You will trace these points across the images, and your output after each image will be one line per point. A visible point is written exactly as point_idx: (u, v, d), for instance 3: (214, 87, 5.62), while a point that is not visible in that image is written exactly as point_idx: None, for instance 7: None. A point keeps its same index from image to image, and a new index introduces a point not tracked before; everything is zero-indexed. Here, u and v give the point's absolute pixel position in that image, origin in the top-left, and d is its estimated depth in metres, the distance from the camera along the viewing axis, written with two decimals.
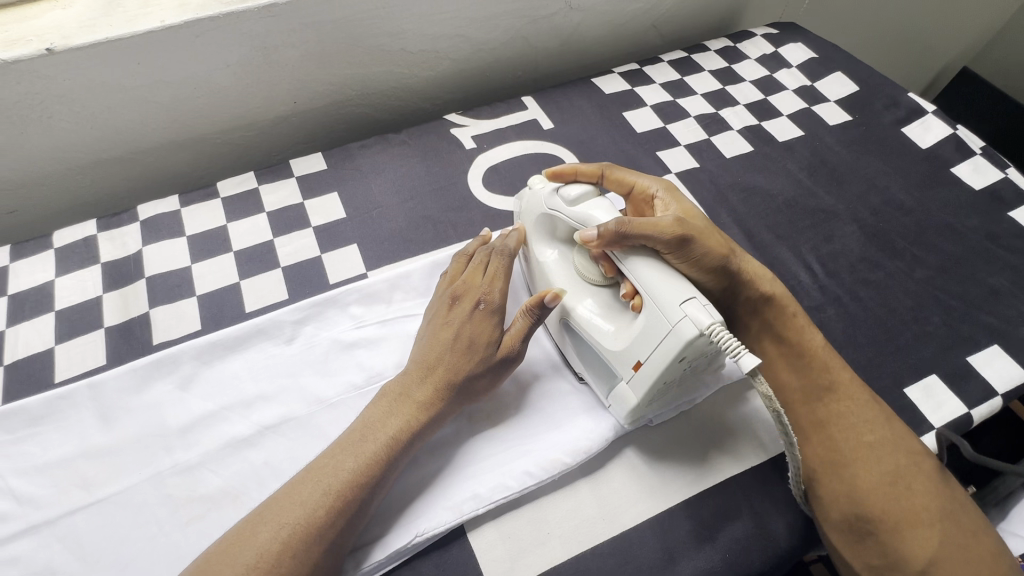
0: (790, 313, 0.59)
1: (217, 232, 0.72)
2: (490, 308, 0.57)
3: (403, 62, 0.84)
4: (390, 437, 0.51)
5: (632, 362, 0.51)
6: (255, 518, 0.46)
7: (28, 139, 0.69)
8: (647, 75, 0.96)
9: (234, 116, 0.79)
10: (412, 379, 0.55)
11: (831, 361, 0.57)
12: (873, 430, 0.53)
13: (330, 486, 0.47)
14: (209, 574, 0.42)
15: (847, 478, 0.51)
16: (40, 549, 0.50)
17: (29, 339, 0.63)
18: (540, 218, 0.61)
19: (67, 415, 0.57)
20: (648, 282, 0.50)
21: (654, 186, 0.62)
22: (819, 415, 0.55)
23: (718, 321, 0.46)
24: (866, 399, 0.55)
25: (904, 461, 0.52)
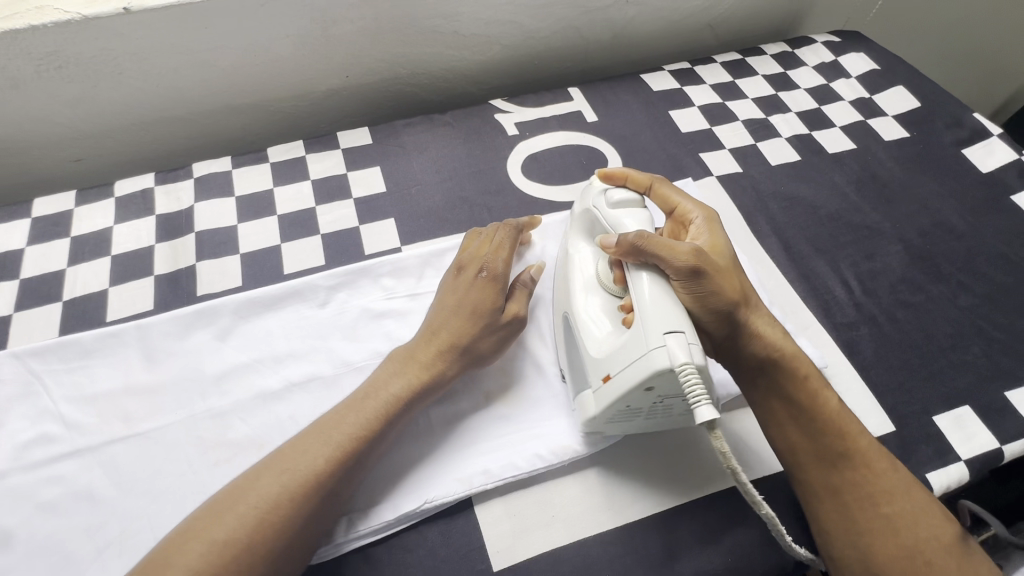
0: (802, 374, 0.54)
1: (265, 195, 0.75)
2: (493, 276, 0.59)
3: (455, 45, 0.86)
4: (392, 399, 0.53)
5: (604, 373, 0.51)
6: (269, 464, 0.48)
7: (100, 92, 0.73)
8: (697, 75, 0.94)
9: (289, 86, 0.82)
10: (416, 342, 0.57)
11: (847, 423, 0.53)
12: (893, 502, 0.50)
13: (333, 439, 0.50)
14: (214, 513, 0.45)
15: (862, 550, 0.49)
16: (81, 472, 0.54)
17: (86, 279, 0.67)
18: (582, 212, 0.61)
19: (115, 353, 0.61)
20: (643, 301, 0.49)
21: (694, 213, 0.60)
22: (832, 482, 0.51)
23: (693, 364, 0.45)
24: (890, 465, 0.51)
25: (925, 535, 0.48)
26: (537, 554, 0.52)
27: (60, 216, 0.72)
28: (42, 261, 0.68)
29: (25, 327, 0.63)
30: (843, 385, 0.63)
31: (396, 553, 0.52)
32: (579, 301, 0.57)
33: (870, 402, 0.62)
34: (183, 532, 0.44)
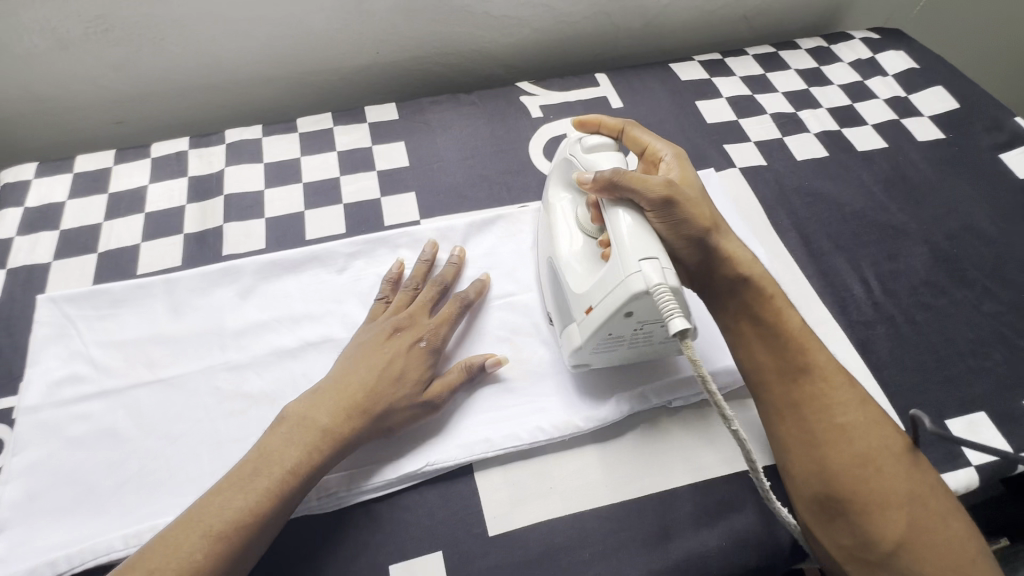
0: (767, 294, 0.55)
1: (292, 163, 0.77)
2: (430, 347, 0.58)
3: (485, 26, 0.86)
4: (285, 473, 0.49)
5: (585, 306, 0.53)
6: (174, 531, 0.45)
7: (143, 57, 0.77)
8: (728, 66, 0.93)
9: (321, 60, 0.84)
10: (323, 405, 0.53)
11: (812, 343, 0.54)
12: (846, 413, 0.50)
13: (211, 530, 0.45)
14: (194, 522, 0.46)
15: (817, 459, 0.49)
16: (106, 411, 0.57)
17: (120, 234, 0.70)
18: (561, 163, 0.63)
19: (144, 303, 0.64)
20: (618, 232, 0.51)
21: (665, 151, 0.61)
22: (793, 396, 0.52)
23: (667, 284, 0.47)
24: (845, 380, 0.52)
25: (876, 444, 0.49)
26: (533, 522, 0.54)
27: (100, 173, 0.75)
28: (80, 214, 0.72)
29: (62, 274, 0.67)
30: None
31: (396, 510, 0.54)
32: (559, 244, 0.59)
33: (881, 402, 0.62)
34: (130, 565, 0.44)
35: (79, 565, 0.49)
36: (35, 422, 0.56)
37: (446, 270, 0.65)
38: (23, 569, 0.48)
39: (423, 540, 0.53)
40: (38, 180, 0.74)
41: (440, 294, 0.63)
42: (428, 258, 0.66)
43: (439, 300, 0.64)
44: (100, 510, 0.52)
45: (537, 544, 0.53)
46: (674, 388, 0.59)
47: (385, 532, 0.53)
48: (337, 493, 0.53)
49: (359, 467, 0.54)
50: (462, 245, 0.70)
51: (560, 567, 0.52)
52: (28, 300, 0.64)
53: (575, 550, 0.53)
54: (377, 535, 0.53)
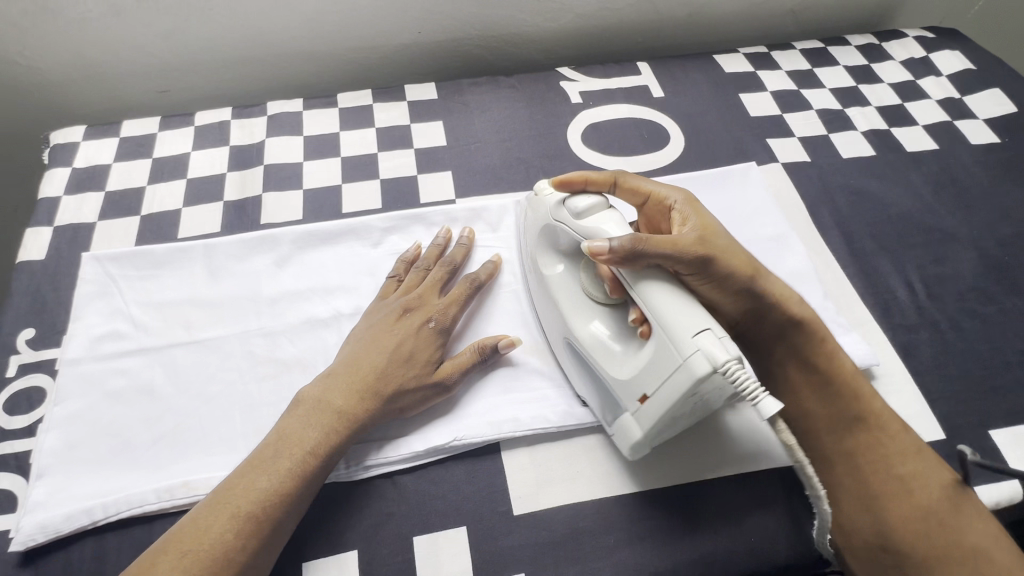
0: (808, 336, 0.54)
1: (331, 137, 0.78)
2: (439, 327, 0.58)
3: (528, 10, 0.86)
4: (307, 454, 0.49)
5: (639, 395, 0.49)
6: (211, 510, 0.46)
7: (191, 27, 0.78)
8: (774, 60, 0.91)
9: (363, 37, 0.84)
10: (336, 388, 0.53)
11: (863, 388, 0.53)
12: (905, 462, 0.50)
13: (238, 510, 0.46)
14: (222, 494, 0.47)
15: (871, 510, 0.49)
16: (144, 368, 0.58)
17: (163, 198, 0.71)
18: (544, 228, 0.59)
19: (183, 267, 0.65)
20: (660, 308, 0.47)
21: (672, 196, 0.56)
22: (845, 446, 0.51)
23: (735, 357, 0.43)
24: (901, 427, 0.52)
25: (936, 495, 0.48)
26: (559, 505, 0.53)
27: (144, 138, 0.77)
28: (125, 177, 0.73)
29: (106, 234, 0.68)
30: (894, 386, 0.61)
31: (423, 484, 0.54)
32: (579, 327, 0.55)
33: (921, 408, 0.60)
34: (186, 528, 0.45)
35: (114, 515, 0.50)
36: (77, 374, 0.57)
37: (455, 250, 0.65)
38: (60, 515, 0.49)
39: (448, 514, 0.53)
40: (86, 143, 0.76)
41: (450, 276, 0.63)
42: (440, 240, 0.66)
43: (450, 282, 0.63)
44: (134, 462, 0.53)
45: (562, 527, 0.52)
46: None
47: (410, 504, 0.53)
48: (366, 463, 0.53)
49: (386, 440, 0.55)
50: (473, 228, 0.69)
51: (585, 551, 0.51)
52: (73, 257, 0.66)
53: (600, 535, 0.52)
54: (403, 507, 0.53)
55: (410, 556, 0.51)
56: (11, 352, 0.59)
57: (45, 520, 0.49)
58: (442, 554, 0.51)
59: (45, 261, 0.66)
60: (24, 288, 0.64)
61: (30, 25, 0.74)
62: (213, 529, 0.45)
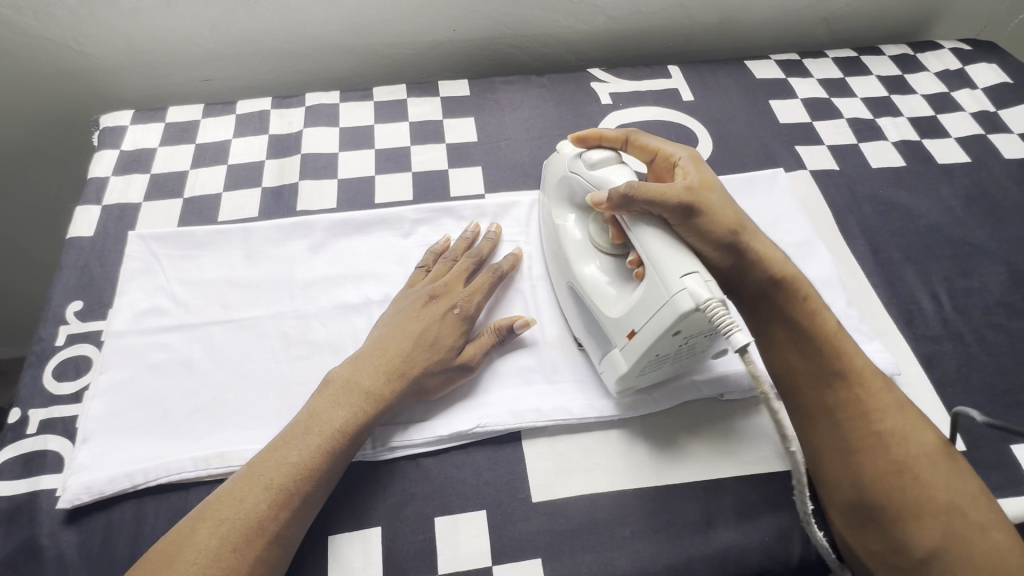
0: (799, 299, 0.53)
1: (366, 129, 0.80)
2: (464, 315, 0.59)
3: (562, 11, 0.87)
4: (336, 433, 0.51)
5: (627, 331, 0.52)
6: (245, 484, 0.48)
7: (236, 18, 0.80)
8: (805, 68, 0.91)
9: (399, 33, 0.86)
10: (365, 370, 0.55)
11: (847, 346, 0.52)
12: (884, 419, 0.49)
13: (272, 482, 0.48)
14: (252, 473, 0.49)
15: (850, 465, 0.49)
16: (183, 343, 0.61)
17: (204, 182, 0.74)
18: (561, 180, 0.62)
19: (223, 248, 0.67)
20: (651, 252, 0.50)
21: (678, 154, 0.59)
22: (827, 402, 0.51)
23: (717, 298, 0.45)
24: (883, 384, 0.51)
25: (914, 452, 0.48)
26: (576, 494, 0.55)
27: (188, 125, 0.80)
28: (169, 161, 0.76)
29: (151, 214, 0.71)
30: (915, 396, 0.61)
31: (445, 467, 0.56)
32: (581, 271, 0.59)
33: (942, 418, 0.60)
34: (220, 499, 0.47)
35: (154, 479, 0.53)
36: (121, 346, 0.60)
37: (482, 244, 0.66)
38: (105, 477, 0.52)
39: (469, 498, 0.54)
40: (134, 127, 0.79)
41: (476, 268, 0.64)
42: (468, 231, 0.67)
43: (475, 273, 0.65)
44: (173, 432, 0.56)
45: (578, 516, 0.54)
46: (726, 381, 0.59)
47: (433, 485, 0.55)
48: (393, 445, 0.55)
49: (413, 423, 0.57)
50: (500, 222, 0.71)
51: (600, 539, 0.52)
52: (119, 235, 0.69)
53: (615, 525, 0.53)
54: (426, 488, 0.55)
55: (431, 535, 0.52)
56: (60, 323, 0.63)
57: (90, 481, 0.52)
58: (462, 536, 0.52)
59: (93, 238, 0.69)
60: (73, 262, 0.67)
61: (87, 13, 0.77)
62: (248, 499, 0.47)
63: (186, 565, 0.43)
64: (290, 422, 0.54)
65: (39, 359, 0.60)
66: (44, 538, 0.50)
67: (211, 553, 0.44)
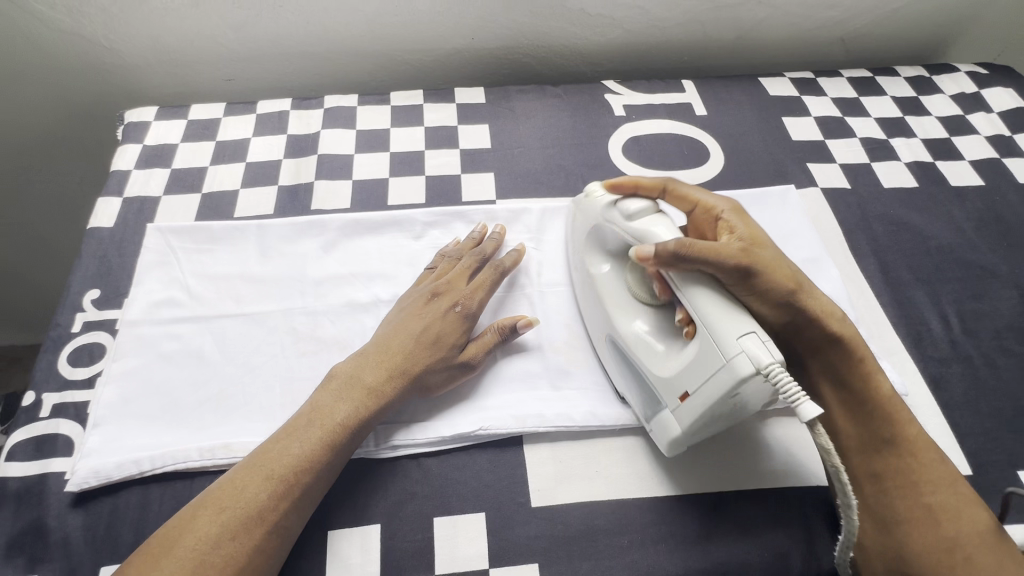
0: (852, 357, 0.52)
1: (382, 133, 0.81)
2: (466, 312, 0.60)
3: (579, 23, 0.88)
4: (337, 426, 0.52)
5: (679, 393, 0.51)
6: (245, 473, 0.49)
7: (261, 22, 0.83)
8: (819, 86, 0.91)
9: (419, 41, 0.88)
10: (367, 366, 0.55)
11: (900, 412, 0.52)
12: (935, 493, 0.49)
13: (272, 473, 0.49)
14: (256, 464, 0.49)
15: (895, 537, 0.48)
16: (194, 335, 0.62)
17: (222, 178, 0.76)
18: (594, 230, 0.62)
19: (237, 243, 0.69)
20: (705, 314, 0.49)
21: (720, 206, 0.57)
22: (875, 467, 0.50)
23: (777, 360, 0.45)
24: (936, 456, 0.51)
25: (965, 530, 0.47)
26: (576, 502, 0.54)
27: (209, 122, 0.82)
28: (190, 157, 0.78)
29: (170, 208, 0.73)
30: (921, 418, 0.60)
31: (447, 468, 0.56)
32: (623, 326, 0.57)
33: (949, 441, 0.59)
34: (220, 487, 0.48)
35: (160, 467, 0.53)
36: (135, 335, 0.61)
37: (487, 242, 0.67)
38: (112, 462, 0.53)
39: (469, 499, 0.54)
40: (157, 123, 0.81)
41: (480, 266, 0.65)
42: (476, 229, 0.69)
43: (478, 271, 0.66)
44: (181, 421, 0.57)
45: (577, 523, 0.53)
46: None
47: (433, 486, 0.55)
48: (396, 443, 0.56)
49: (417, 422, 0.57)
50: (510, 229, 0.71)
51: (598, 547, 0.52)
52: (137, 226, 0.71)
53: (614, 535, 0.53)
54: (426, 488, 0.55)
55: (430, 535, 0.53)
56: (77, 310, 0.64)
57: (99, 466, 0.53)
58: (460, 538, 0.52)
59: (113, 229, 0.70)
60: (93, 251, 0.68)
61: (118, 11, 0.80)
62: (248, 490, 0.47)
63: (185, 554, 0.44)
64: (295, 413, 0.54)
65: (55, 344, 0.62)
66: (51, 519, 0.51)
67: (210, 542, 0.45)
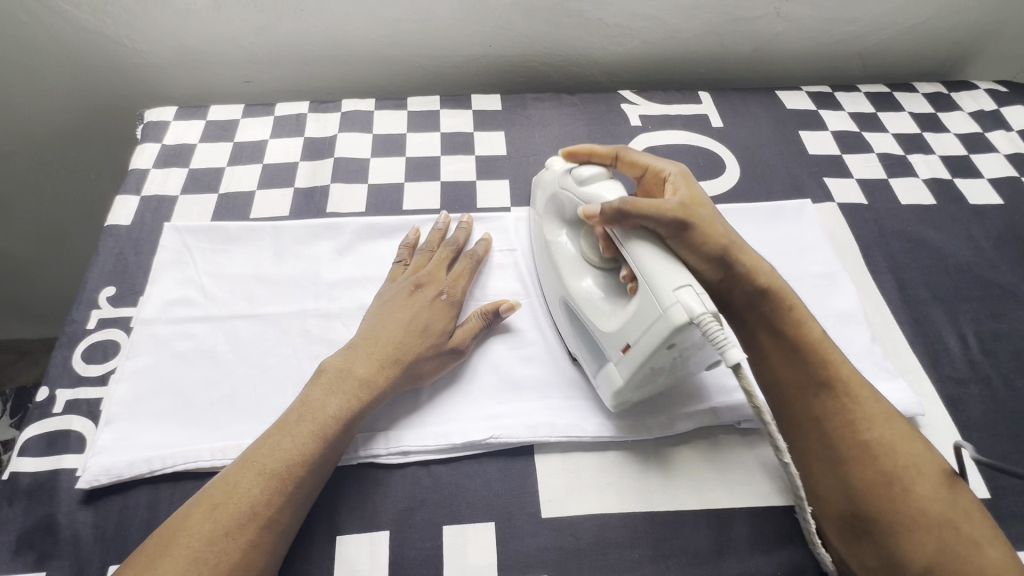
0: (782, 304, 0.55)
1: (398, 137, 0.82)
2: (450, 300, 0.63)
3: (597, 32, 0.88)
4: (330, 419, 0.52)
5: (621, 344, 0.51)
6: (238, 471, 0.49)
7: (281, 25, 0.83)
8: (837, 101, 0.91)
9: (437, 47, 0.88)
10: (358, 358, 0.57)
11: (832, 353, 0.54)
12: (872, 428, 0.50)
13: (265, 467, 0.49)
14: (249, 461, 0.49)
15: (840, 477, 0.49)
16: (207, 334, 0.62)
17: (239, 179, 0.76)
18: (549, 198, 0.63)
19: (253, 244, 0.69)
20: (645, 267, 0.49)
21: (667, 169, 0.60)
22: (814, 411, 0.52)
23: (711, 312, 0.45)
24: (870, 394, 0.52)
25: (903, 462, 0.48)
26: (586, 513, 0.54)
27: (228, 123, 0.82)
28: (207, 157, 0.79)
29: (187, 208, 0.73)
30: (938, 438, 0.59)
31: (457, 475, 0.56)
32: (576, 286, 0.58)
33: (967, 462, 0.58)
34: (214, 487, 0.48)
35: (170, 466, 0.53)
36: (149, 333, 0.61)
37: (458, 232, 0.69)
38: (123, 460, 0.53)
39: (478, 508, 0.54)
40: (176, 122, 0.82)
41: (456, 255, 0.68)
42: (442, 218, 0.70)
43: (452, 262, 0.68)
44: (192, 420, 0.56)
45: (587, 535, 0.53)
46: (743, 409, 0.58)
47: (444, 493, 0.55)
48: (406, 450, 0.56)
49: (426, 428, 0.57)
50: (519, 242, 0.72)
51: (609, 561, 0.52)
52: (154, 225, 0.71)
53: (625, 549, 0.52)
54: (436, 496, 0.55)
55: (439, 543, 0.52)
56: (92, 307, 0.64)
57: (110, 464, 0.53)
58: (469, 547, 0.52)
59: (130, 227, 0.71)
60: (110, 249, 0.69)
61: (141, 12, 0.81)
62: (241, 485, 0.48)
63: (180, 552, 0.44)
64: (288, 407, 0.55)
65: (70, 341, 0.62)
66: (61, 516, 0.51)
67: (206, 537, 0.45)
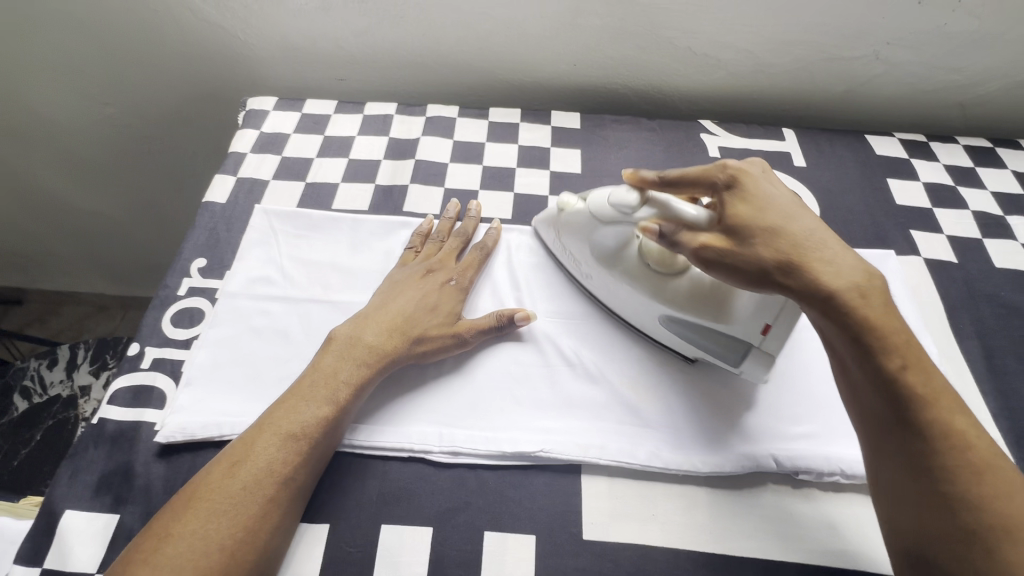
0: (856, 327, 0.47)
1: (476, 145, 0.84)
2: (459, 287, 0.66)
3: (685, 60, 0.88)
4: (342, 383, 0.56)
5: (762, 326, 0.56)
6: (257, 432, 0.52)
7: (381, 29, 0.87)
8: (932, 151, 0.87)
9: (523, 62, 0.90)
10: (369, 328, 0.60)
11: (926, 387, 0.45)
12: (952, 476, 0.42)
13: (280, 429, 0.52)
14: (266, 426, 0.52)
15: (902, 515, 0.44)
16: (283, 313, 0.66)
17: (326, 170, 0.81)
18: (586, 232, 0.65)
19: (332, 233, 0.73)
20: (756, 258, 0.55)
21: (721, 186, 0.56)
22: (886, 443, 0.46)
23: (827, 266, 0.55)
24: (965, 443, 0.43)
25: (986, 520, 0.40)
26: (629, 543, 0.53)
27: (321, 117, 0.87)
28: (299, 147, 0.83)
29: (276, 192, 0.78)
30: None
31: (504, 484, 0.56)
32: (667, 299, 0.60)
33: None
34: (233, 449, 0.51)
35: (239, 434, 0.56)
36: (232, 306, 0.66)
37: (467, 222, 0.73)
38: (199, 421, 0.57)
39: (521, 519, 0.54)
40: (274, 112, 0.88)
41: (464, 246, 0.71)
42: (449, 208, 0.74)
43: (462, 252, 0.71)
44: (261, 394, 0.60)
45: (628, 565, 0.52)
46: (803, 461, 0.56)
47: (489, 498, 0.55)
48: (456, 449, 0.57)
49: (477, 432, 0.58)
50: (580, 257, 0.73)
51: None
52: (247, 205, 0.76)
53: None
54: (481, 500, 0.55)
55: (479, 548, 0.53)
56: (184, 275, 0.70)
57: (186, 424, 0.57)
58: (509, 557, 0.52)
59: (225, 205, 0.76)
60: (205, 223, 0.74)
61: (257, 9, 0.87)
62: (258, 445, 0.51)
63: (202, 507, 0.47)
64: (304, 371, 0.58)
65: (162, 303, 0.67)
66: (138, 466, 0.55)
67: (226, 491, 0.48)
